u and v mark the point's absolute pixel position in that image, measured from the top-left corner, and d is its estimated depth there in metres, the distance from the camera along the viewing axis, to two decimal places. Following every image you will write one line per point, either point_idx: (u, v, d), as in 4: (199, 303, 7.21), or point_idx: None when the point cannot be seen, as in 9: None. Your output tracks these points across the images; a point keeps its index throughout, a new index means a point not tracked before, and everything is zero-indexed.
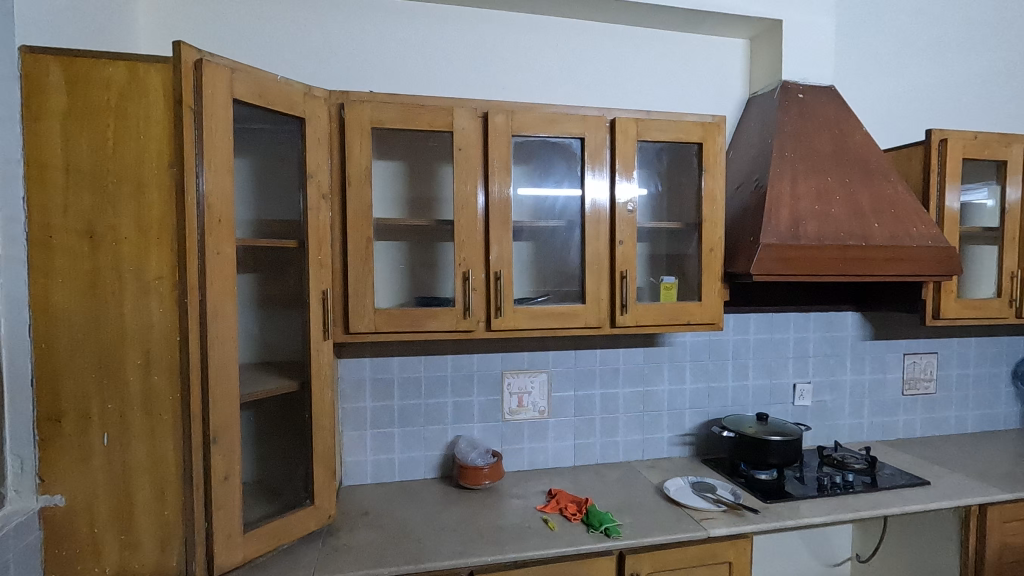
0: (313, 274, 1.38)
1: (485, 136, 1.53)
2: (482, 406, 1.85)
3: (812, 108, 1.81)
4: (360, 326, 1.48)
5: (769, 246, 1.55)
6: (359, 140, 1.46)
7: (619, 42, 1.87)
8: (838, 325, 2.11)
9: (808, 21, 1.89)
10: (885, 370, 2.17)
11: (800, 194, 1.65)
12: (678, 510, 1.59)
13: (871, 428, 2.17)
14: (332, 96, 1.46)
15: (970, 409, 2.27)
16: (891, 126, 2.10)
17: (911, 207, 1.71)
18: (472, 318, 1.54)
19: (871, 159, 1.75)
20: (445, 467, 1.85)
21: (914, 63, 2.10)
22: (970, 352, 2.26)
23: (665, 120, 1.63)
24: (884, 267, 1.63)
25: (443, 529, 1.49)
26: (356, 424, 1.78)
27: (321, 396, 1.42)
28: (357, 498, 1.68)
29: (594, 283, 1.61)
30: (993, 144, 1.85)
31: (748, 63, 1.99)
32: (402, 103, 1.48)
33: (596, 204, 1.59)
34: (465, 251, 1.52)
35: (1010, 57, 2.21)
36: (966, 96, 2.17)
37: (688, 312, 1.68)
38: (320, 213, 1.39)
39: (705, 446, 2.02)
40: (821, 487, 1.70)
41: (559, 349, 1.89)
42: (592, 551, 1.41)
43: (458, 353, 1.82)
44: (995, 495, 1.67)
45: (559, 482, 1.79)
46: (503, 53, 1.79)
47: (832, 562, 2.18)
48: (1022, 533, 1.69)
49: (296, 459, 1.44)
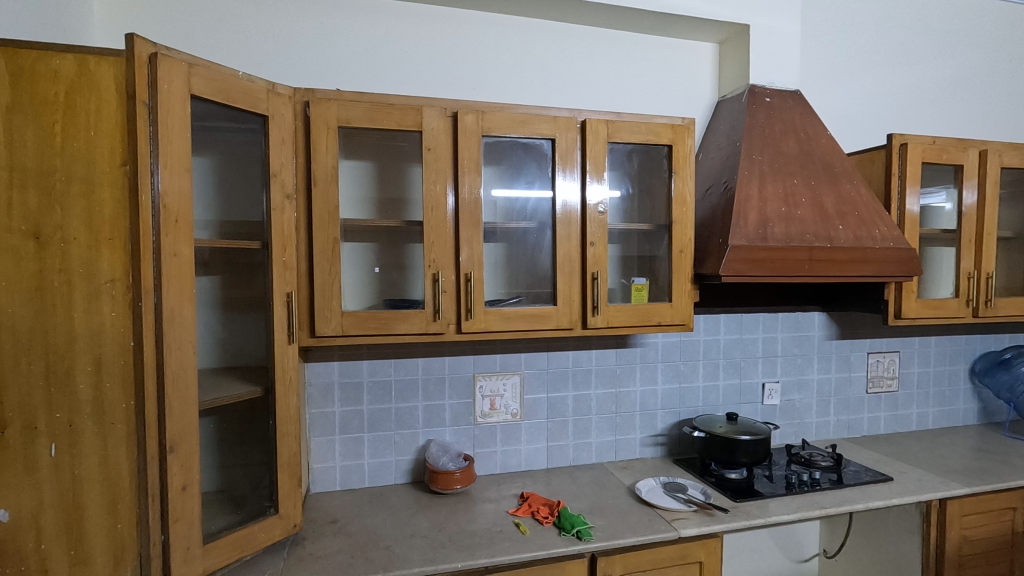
0: (277, 276, 1.35)
1: (455, 136, 1.51)
2: (454, 409, 1.83)
3: (778, 111, 1.84)
4: (327, 329, 1.45)
5: (738, 248, 1.57)
6: (325, 138, 1.42)
7: (590, 44, 1.88)
8: (805, 326, 2.15)
9: (774, 26, 1.92)
10: (851, 368, 2.22)
11: (767, 196, 1.67)
12: (650, 511, 1.59)
13: (837, 426, 2.21)
14: (297, 93, 1.42)
15: (931, 405, 2.34)
16: (854, 130, 2.15)
17: (874, 210, 1.75)
18: (442, 320, 1.52)
19: (835, 163, 1.78)
20: (416, 472, 1.82)
21: (877, 69, 2.16)
22: (930, 351, 2.32)
23: (635, 122, 1.64)
24: (849, 268, 1.66)
25: (413, 536, 1.46)
26: (324, 429, 1.73)
27: (286, 401, 1.38)
28: (325, 506, 1.64)
29: (566, 284, 1.60)
30: (950, 149, 1.91)
31: (717, 65, 2.02)
32: (370, 102, 1.45)
33: (567, 205, 1.59)
34: (434, 252, 1.50)
35: (967, 64, 2.28)
36: (926, 101, 2.24)
37: (659, 313, 1.68)
38: (284, 213, 1.35)
39: (677, 446, 2.03)
40: (789, 486, 1.72)
41: (531, 351, 1.88)
42: (564, 555, 1.40)
43: (429, 355, 1.80)
44: (954, 489, 1.71)
45: (532, 485, 1.78)
46: (474, 53, 1.77)
47: (801, 558, 2.21)
48: (979, 526, 1.74)
49: (260, 466, 1.39)
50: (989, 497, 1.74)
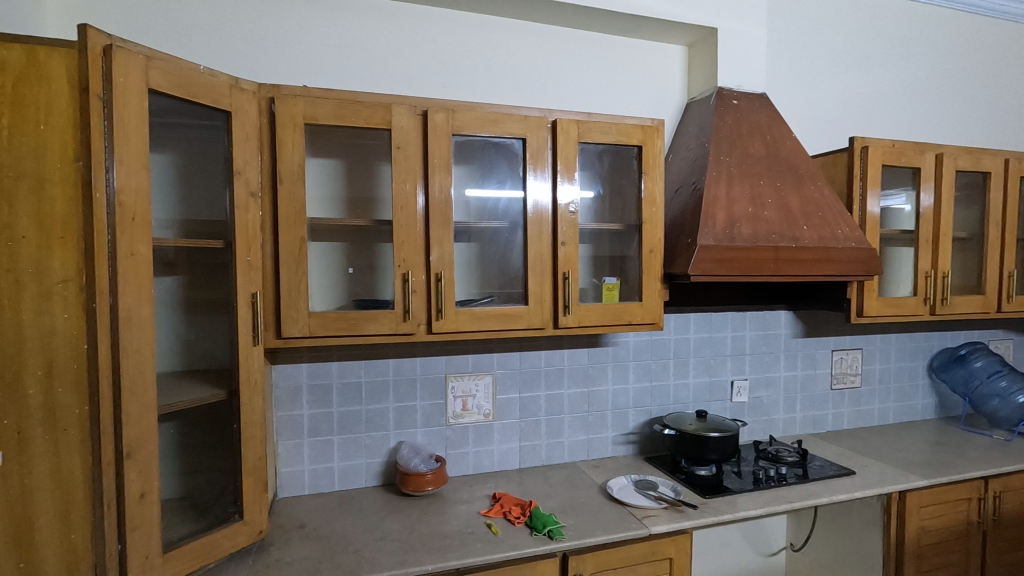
0: (241, 276, 1.31)
1: (425, 135, 1.50)
2: (425, 410, 1.81)
3: (745, 114, 1.87)
4: (294, 330, 1.42)
5: (706, 247, 1.59)
6: (291, 136, 1.39)
7: (561, 44, 1.88)
8: (772, 324, 2.19)
9: (742, 29, 1.95)
10: (816, 366, 2.27)
11: (735, 197, 1.70)
12: (621, 509, 1.60)
13: (803, 422, 2.27)
14: (262, 89, 1.39)
15: (892, 401, 2.41)
16: (819, 133, 2.20)
17: (837, 211, 1.79)
18: (412, 321, 1.50)
19: (800, 164, 1.83)
20: (387, 474, 1.79)
21: (839, 73, 2.22)
22: (891, 348, 2.40)
23: (606, 123, 1.65)
24: (814, 268, 1.70)
25: (384, 539, 1.44)
26: (292, 433, 1.70)
27: (251, 404, 1.34)
28: (293, 511, 1.61)
29: (537, 284, 1.60)
30: (908, 152, 1.97)
31: (686, 68, 2.05)
32: (337, 98, 1.43)
33: (538, 205, 1.59)
34: (404, 252, 1.48)
35: (924, 70, 2.36)
36: (886, 105, 2.31)
37: (630, 312, 1.70)
38: (249, 212, 1.32)
39: (648, 444, 2.05)
40: (757, 481, 1.75)
41: (503, 351, 1.87)
42: (536, 554, 1.40)
43: (401, 356, 1.78)
44: (913, 482, 1.77)
45: (504, 485, 1.77)
46: (445, 52, 1.76)
47: (769, 552, 2.26)
48: (937, 516, 1.80)
49: (225, 472, 1.36)
50: (945, 488, 1.81)
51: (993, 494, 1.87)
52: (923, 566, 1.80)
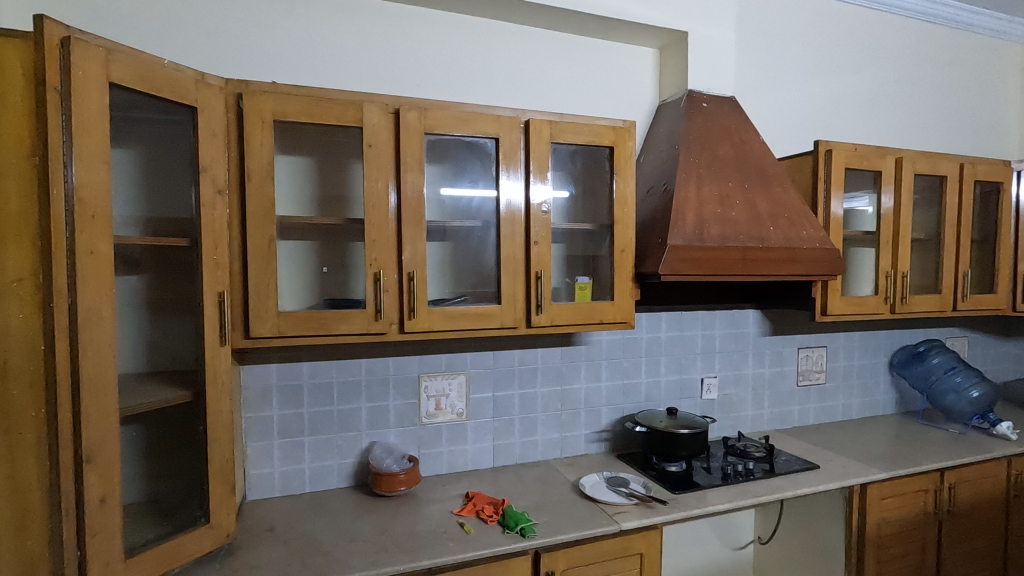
0: (207, 275, 1.28)
1: (397, 133, 1.49)
2: (398, 410, 1.80)
3: (715, 117, 1.91)
4: (262, 330, 1.40)
5: (676, 247, 1.62)
6: (260, 132, 1.37)
7: (534, 45, 1.89)
8: (740, 322, 2.24)
9: (711, 34, 1.99)
10: (783, 363, 2.33)
11: (704, 197, 1.73)
12: (593, 506, 1.62)
13: (771, 418, 2.32)
14: (229, 85, 1.36)
15: (855, 396, 2.49)
16: (785, 135, 2.26)
17: (802, 212, 1.84)
18: (384, 320, 1.49)
19: (767, 167, 1.87)
20: (359, 475, 1.78)
21: (805, 78, 2.28)
22: (854, 345, 2.47)
23: (578, 123, 1.66)
24: (781, 268, 1.75)
25: (355, 540, 1.43)
26: (261, 434, 1.67)
27: (219, 406, 1.31)
28: (263, 513, 1.58)
29: (510, 283, 1.61)
30: (870, 156, 2.04)
31: (658, 71, 2.08)
32: (308, 96, 1.41)
33: (511, 205, 1.59)
34: (376, 251, 1.47)
35: (885, 76, 2.44)
36: (849, 110, 2.38)
37: (602, 311, 1.72)
38: (216, 210, 1.29)
39: (621, 441, 2.08)
40: (725, 476, 1.79)
41: (477, 350, 1.88)
42: (508, 552, 1.41)
43: (373, 356, 1.76)
44: (874, 475, 1.83)
45: (477, 484, 1.78)
46: (418, 50, 1.76)
47: (737, 545, 2.31)
48: (896, 508, 1.86)
49: (192, 475, 1.34)
50: (903, 480, 1.87)
51: (948, 486, 1.94)
52: (882, 556, 1.86)
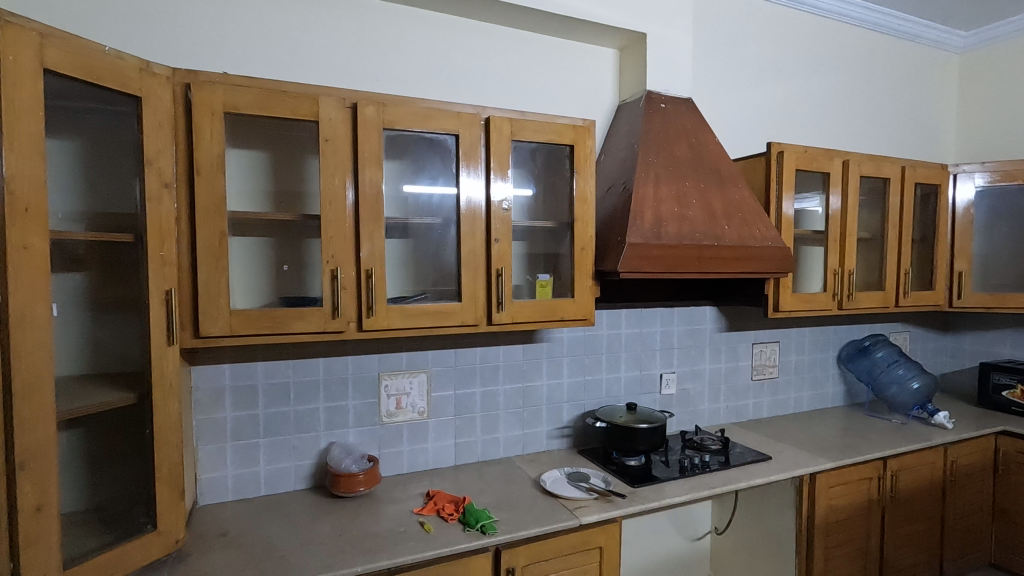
0: (153, 272, 1.23)
1: (355, 128, 1.46)
2: (358, 410, 1.77)
3: (672, 118, 1.95)
4: (213, 329, 1.35)
5: (634, 246, 1.65)
6: (209, 124, 1.32)
7: (495, 42, 1.89)
8: (698, 319, 2.30)
9: (669, 36, 2.03)
10: (738, 358, 2.40)
11: (661, 197, 1.76)
12: (554, 501, 1.63)
13: (726, 412, 2.39)
14: (176, 74, 1.31)
15: (806, 390, 2.59)
16: (740, 137, 2.32)
17: (755, 211, 1.90)
18: (341, 319, 1.47)
19: (722, 167, 1.92)
20: (317, 476, 1.75)
21: (759, 82, 2.35)
22: (805, 340, 2.57)
23: (539, 121, 1.67)
24: (735, 266, 1.80)
25: (312, 543, 1.40)
26: (213, 437, 1.62)
27: (166, 408, 1.27)
28: (215, 518, 1.53)
29: (470, 281, 1.60)
30: (819, 158, 2.12)
31: (618, 71, 2.11)
32: (260, 88, 1.37)
33: (471, 203, 1.59)
34: (333, 248, 1.44)
35: (834, 81, 2.55)
36: (800, 113, 2.47)
37: (562, 309, 1.73)
38: (162, 204, 1.24)
39: (582, 437, 2.10)
40: (682, 469, 1.84)
41: (438, 348, 1.87)
42: (468, 550, 1.41)
43: (331, 355, 1.73)
44: (822, 464, 1.91)
45: (439, 482, 1.77)
46: (377, 45, 1.74)
47: (695, 536, 2.37)
48: (842, 495, 1.95)
49: (137, 480, 1.28)
50: (849, 469, 1.96)
51: (890, 473, 2.04)
52: (830, 542, 1.94)
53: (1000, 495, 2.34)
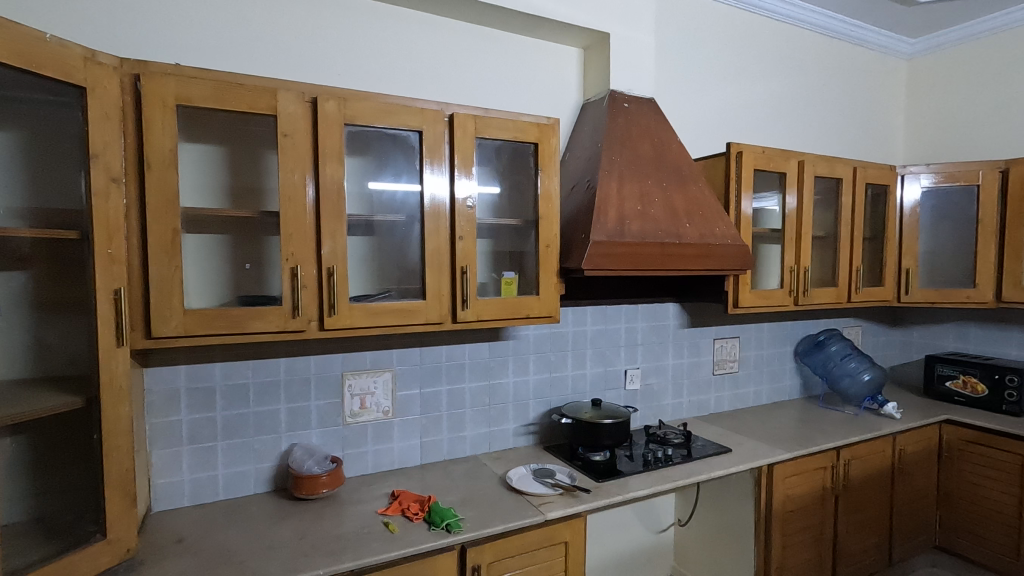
0: (101, 270, 1.18)
1: (315, 123, 1.44)
2: (321, 410, 1.74)
3: (635, 117, 1.97)
4: (166, 329, 1.30)
5: (599, 243, 1.67)
6: (161, 118, 1.27)
7: (460, 39, 1.88)
8: (661, 316, 2.34)
9: (632, 36, 2.06)
10: (700, 353, 2.45)
11: (625, 195, 1.79)
12: (519, 498, 1.64)
13: (689, 406, 2.44)
14: (125, 64, 1.26)
15: (764, 383, 2.67)
16: (701, 137, 2.38)
17: (715, 210, 1.95)
18: (302, 318, 1.44)
19: (683, 167, 1.96)
20: (279, 479, 1.71)
21: (719, 84, 2.41)
22: (764, 335, 2.64)
23: (503, 119, 1.67)
24: (696, 263, 1.83)
25: (273, 547, 1.37)
26: (168, 441, 1.56)
27: (116, 411, 1.22)
28: (171, 525, 1.48)
29: (435, 279, 1.59)
30: (776, 159, 2.18)
31: (582, 70, 2.12)
32: (216, 80, 1.33)
33: (435, 200, 1.58)
34: (293, 244, 1.41)
35: (790, 84, 2.63)
36: (759, 114, 2.54)
37: (527, 306, 1.73)
38: (110, 200, 1.19)
39: (548, 434, 2.11)
40: (646, 463, 1.87)
41: (403, 347, 1.85)
42: (433, 549, 1.40)
43: (293, 355, 1.70)
44: (779, 455, 1.97)
45: (404, 482, 1.75)
46: (339, 40, 1.71)
47: (659, 528, 2.41)
48: (798, 485, 2.02)
49: (85, 487, 1.23)
50: (805, 459, 2.03)
51: (843, 462, 2.12)
52: (787, 529, 2.01)
53: (944, 481, 2.46)
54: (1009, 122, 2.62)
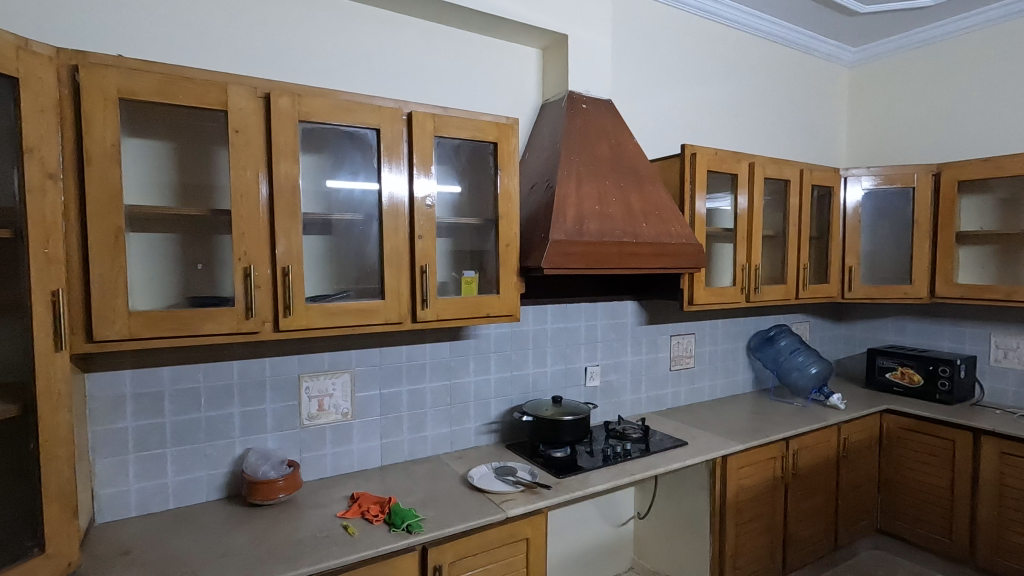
0: (37, 271, 1.12)
1: (268, 119, 1.40)
2: (276, 413, 1.70)
3: (593, 118, 2.01)
4: (110, 332, 1.25)
5: (558, 242, 1.69)
6: (102, 111, 1.22)
7: (418, 37, 1.87)
8: (620, 313, 2.39)
9: (589, 38, 2.09)
10: (657, 350, 2.51)
11: (583, 195, 1.81)
12: (481, 496, 1.64)
13: (647, 402, 2.50)
14: (62, 54, 1.19)
15: (719, 378, 2.75)
16: (657, 138, 2.44)
17: (670, 210, 2.00)
18: (256, 319, 1.40)
19: (640, 167, 2.00)
20: (233, 485, 1.66)
21: (674, 87, 2.48)
22: (718, 331, 2.73)
23: (462, 118, 1.67)
24: (653, 261, 1.88)
25: (227, 554, 1.33)
26: (113, 449, 1.50)
27: (55, 419, 1.16)
28: (117, 537, 1.42)
29: (394, 278, 1.58)
30: (728, 160, 2.25)
31: (541, 71, 2.14)
32: (161, 73, 1.28)
33: (393, 198, 1.56)
34: (246, 244, 1.37)
35: (742, 88, 2.72)
36: (712, 116, 2.62)
37: (488, 305, 1.74)
38: (46, 197, 1.13)
39: (509, 431, 2.12)
40: (605, 458, 1.90)
41: (362, 347, 1.83)
42: (393, 551, 1.39)
43: (247, 357, 1.65)
44: (732, 447, 2.04)
45: (364, 484, 1.73)
46: (294, 35, 1.67)
47: (619, 521, 2.46)
48: (751, 475, 2.09)
49: (21, 500, 1.17)
50: (756, 450, 2.10)
51: (792, 452, 2.22)
52: (740, 518, 2.08)
53: (885, 467, 2.60)
54: (941, 128, 2.79)
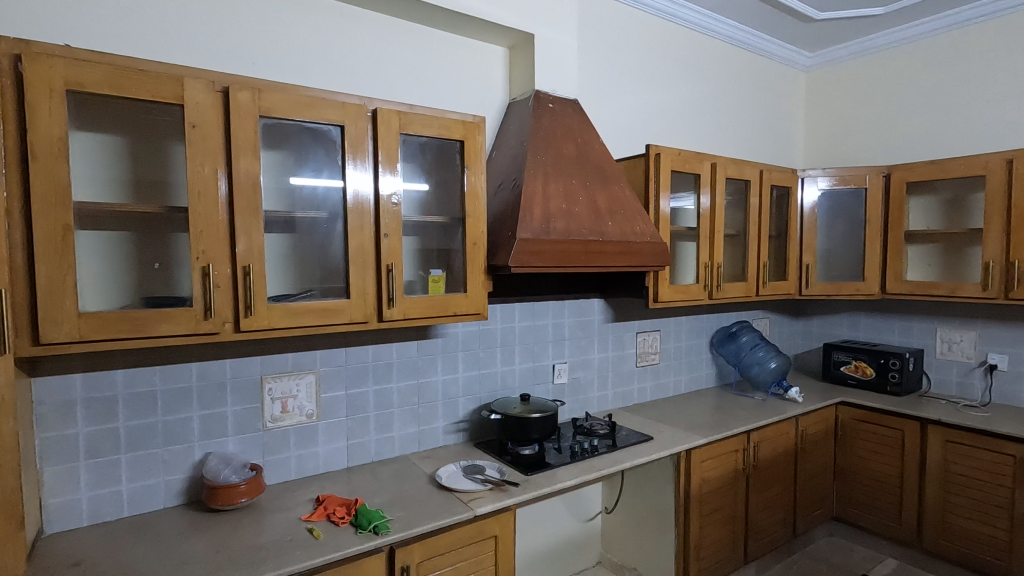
0: None
1: (227, 114, 1.36)
2: (238, 416, 1.66)
3: (559, 117, 2.02)
4: (57, 334, 1.19)
5: (525, 240, 1.70)
6: (48, 103, 1.16)
7: (383, 33, 1.85)
8: (587, 311, 2.41)
9: (555, 38, 2.10)
10: (623, 346, 2.55)
11: (550, 194, 1.83)
12: (448, 495, 1.64)
13: (614, 398, 2.53)
14: (3, 43, 1.14)
15: (683, 373, 2.81)
16: (622, 139, 2.47)
17: (635, 209, 2.03)
18: (216, 319, 1.36)
19: (606, 167, 2.03)
20: (192, 491, 1.61)
21: (638, 87, 2.52)
22: (682, 328, 2.79)
23: (428, 116, 1.66)
24: (618, 259, 1.91)
25: (185, 562, 1.30)
26: (62, 456, 1.43)
27: None
28: (67, 547, 1.36)
29: (359, 277, 1.56)
30: (691, 161, 2.30)
31: (508, 69, 2.15)
32: (111, 64, 1.23)
33: (358, 195, 1.54)
34: (204, 243, 1.34)
35: (703, 90, 2.78)
36: (675, 117, 2.67)
37: (455, 304, 1.73)
38: None
39: (478, 430, 2.12)
40: (573, 454, 1.92)
41: (327, 348, 1.80)
42: (360, 553, 1.38)
43: (207, 359, 1.61)
44: (695, 441, 2.09)
45: (329, 486, 1.70)
46: (254, 28, 1.63)
47: (587, 516, 2.49)
48: (713, 467, 2.15)
49: None
50: (718, 444, 2.16)
51: (752, 444, 2.28)
52: (703, 510, 2.13)
53: (840, 457, 2.70)
54: (891, 131, 2.92)
